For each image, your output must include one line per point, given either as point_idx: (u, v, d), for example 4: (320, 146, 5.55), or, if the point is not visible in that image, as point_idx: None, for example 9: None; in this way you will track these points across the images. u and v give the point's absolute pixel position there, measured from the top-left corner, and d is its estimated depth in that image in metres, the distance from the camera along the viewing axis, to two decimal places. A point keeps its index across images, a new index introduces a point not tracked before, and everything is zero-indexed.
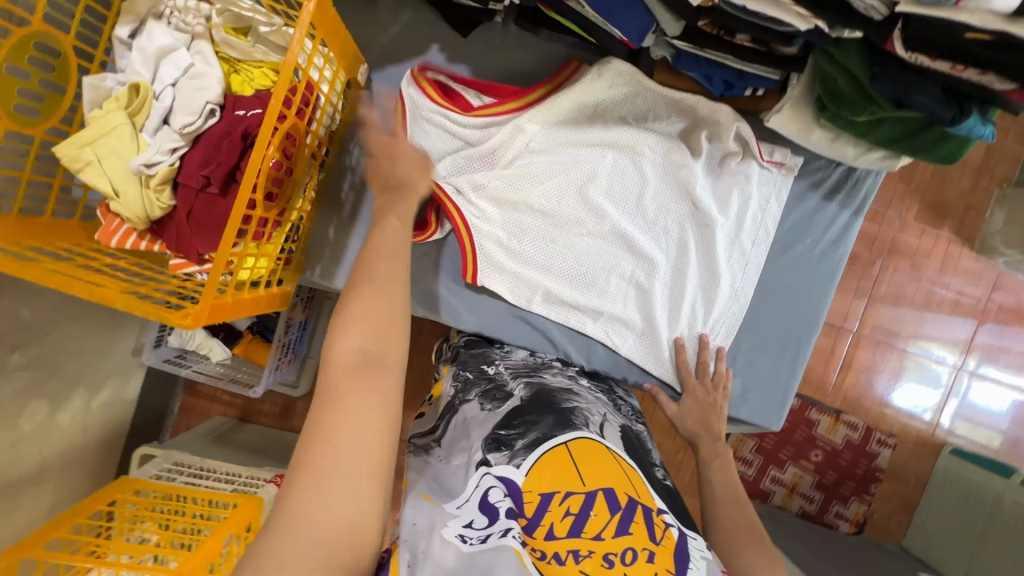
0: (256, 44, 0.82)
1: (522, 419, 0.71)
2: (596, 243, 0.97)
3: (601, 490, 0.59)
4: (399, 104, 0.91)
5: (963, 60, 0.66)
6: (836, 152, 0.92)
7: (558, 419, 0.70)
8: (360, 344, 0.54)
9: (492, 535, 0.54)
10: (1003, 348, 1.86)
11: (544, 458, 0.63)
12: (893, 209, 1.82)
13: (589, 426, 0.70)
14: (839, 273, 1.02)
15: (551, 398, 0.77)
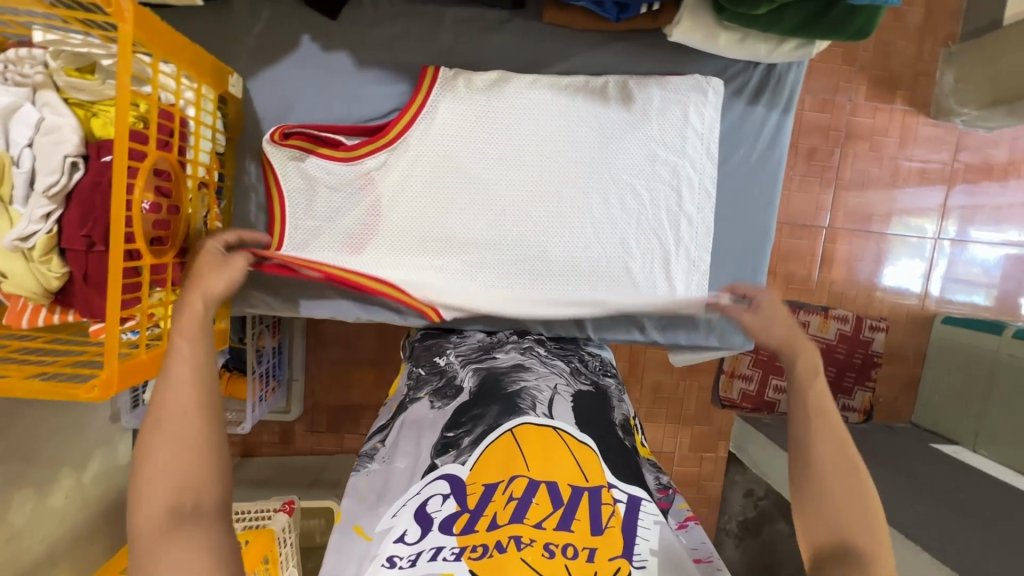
0: (106, 81, 0.75)
1: (469, 415, 0.72)
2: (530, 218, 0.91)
3: (544, 482, 0.61)
4: (274, 180, 0.88)
5: None
6: (749, 53, 0.86)
7: (505, 406, 0.72)
8: (166, 498, 0.55)
9: (421, 556, 0.57)
10: (978, 207, 1.83)
11: (489, 453, 0.66)
12: (842, 93, 1.77)
13: (536, 409, 0.71)
14: (782, 179, 0.97)
15: (497, 383, 0.78)
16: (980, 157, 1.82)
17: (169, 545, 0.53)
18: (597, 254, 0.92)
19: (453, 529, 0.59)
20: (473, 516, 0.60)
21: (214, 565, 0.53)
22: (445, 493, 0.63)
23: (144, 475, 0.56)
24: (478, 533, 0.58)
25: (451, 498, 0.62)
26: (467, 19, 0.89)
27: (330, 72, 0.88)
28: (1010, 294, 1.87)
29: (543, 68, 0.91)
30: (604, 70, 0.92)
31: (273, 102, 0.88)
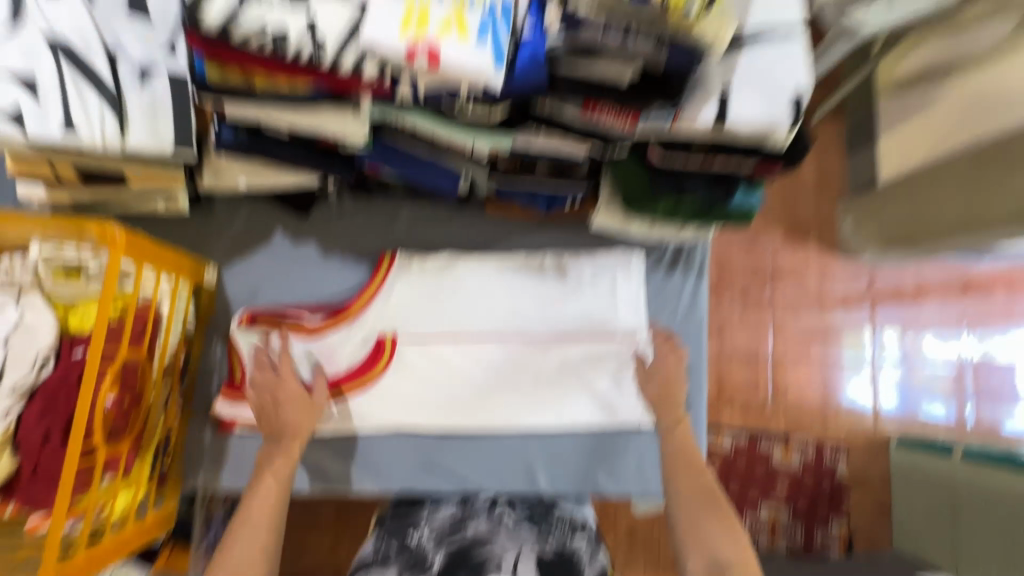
0: (91, 281, 0.83)
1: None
2: (481, 378, 1.00)
3: None
4: (239, 361, 0.93)
5: (708, 151, 0.77)
6: (658, 234, 1.01)
7: (470, 569, 0.92)
8: None
9: None
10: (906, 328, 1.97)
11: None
12: (763, 240, 2.01)
13: None
14: (705, 334, 1.08)
15: (466, 553, 0.94)
16: (890, 283, 1.99)
17: None
18: (539, 407, 1.01)
19: None
20: None
21: None
22: None
23: None
24: None
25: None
26: (422, 211, 1.04)
27: (299, 258, 1.00)
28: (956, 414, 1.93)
29: (488, 249, 1.05)
30: (542, 247, 1.07)
31: (245, 287, 0.98)
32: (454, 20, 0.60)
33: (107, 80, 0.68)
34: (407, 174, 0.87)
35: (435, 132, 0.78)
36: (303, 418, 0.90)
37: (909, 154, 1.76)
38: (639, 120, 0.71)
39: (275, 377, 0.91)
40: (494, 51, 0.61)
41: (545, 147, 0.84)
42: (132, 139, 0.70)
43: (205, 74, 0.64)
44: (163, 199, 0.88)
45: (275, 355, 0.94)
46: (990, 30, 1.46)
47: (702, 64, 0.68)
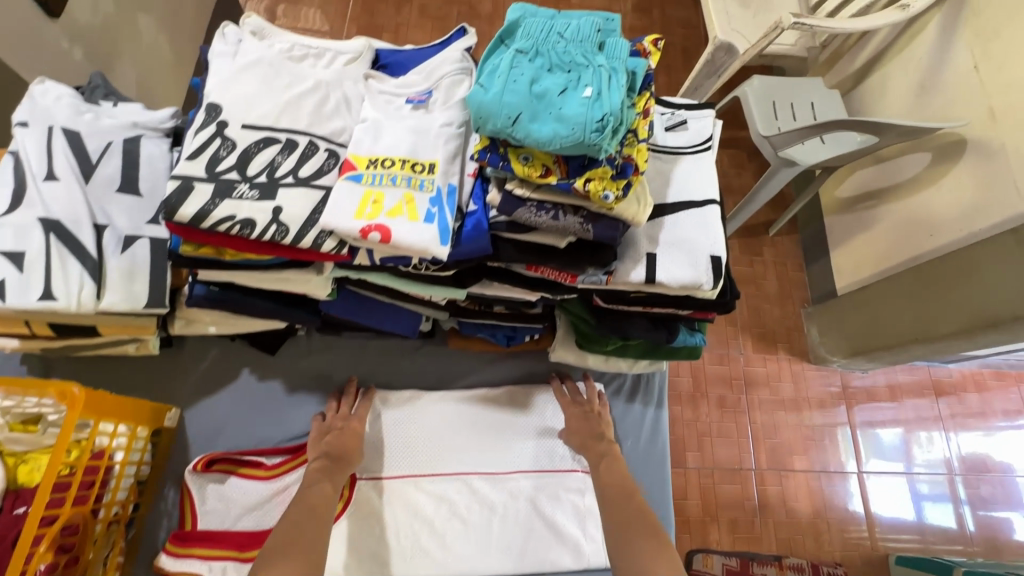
0: (47, 430, 0.84)
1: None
2: (442, 517, 0.97)
3: None
4: (189, 508, 0.91)
5: (645, 302, 0.83)
6: (614, 367, 1.05)
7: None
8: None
9: None
10: (888, 432, 1.91)
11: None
12: (734, 347, 2.00)
13: None
14: (668, 462, 1.08)
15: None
16: (867, 384, 1.98)
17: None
18: (501, 547, 0.97)
19: None
20: None
21: None
22: None
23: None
24: None
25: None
26: (387, 345, 1.09)
27: (264, 397, 1.02)
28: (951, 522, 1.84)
29: (450, 382, 1.09)
30: (503, 380, 1.10)
31: (206, 427, 0.98)
32: (405, 204, 0.69)
33: (90, 249, 0.74)
34: (371, 319, 0.92)
35: (394, 286, 0.84)
36: (356, 445, 0.93)
37: (858, 267, 1.89)
38: (578, 279, 0.78)
39: (335, 415, 0.97)
40: (439, 229, 0.68)
41: (499, 294, 0.91)
42: (106, 301, 0.75)
43: (178, 247, 0.71)
44: (133, 343, 0.92)
45: (232, 500, 0.92)
46: (912, 157, 1.69)
47: (628, 229, 0.77)
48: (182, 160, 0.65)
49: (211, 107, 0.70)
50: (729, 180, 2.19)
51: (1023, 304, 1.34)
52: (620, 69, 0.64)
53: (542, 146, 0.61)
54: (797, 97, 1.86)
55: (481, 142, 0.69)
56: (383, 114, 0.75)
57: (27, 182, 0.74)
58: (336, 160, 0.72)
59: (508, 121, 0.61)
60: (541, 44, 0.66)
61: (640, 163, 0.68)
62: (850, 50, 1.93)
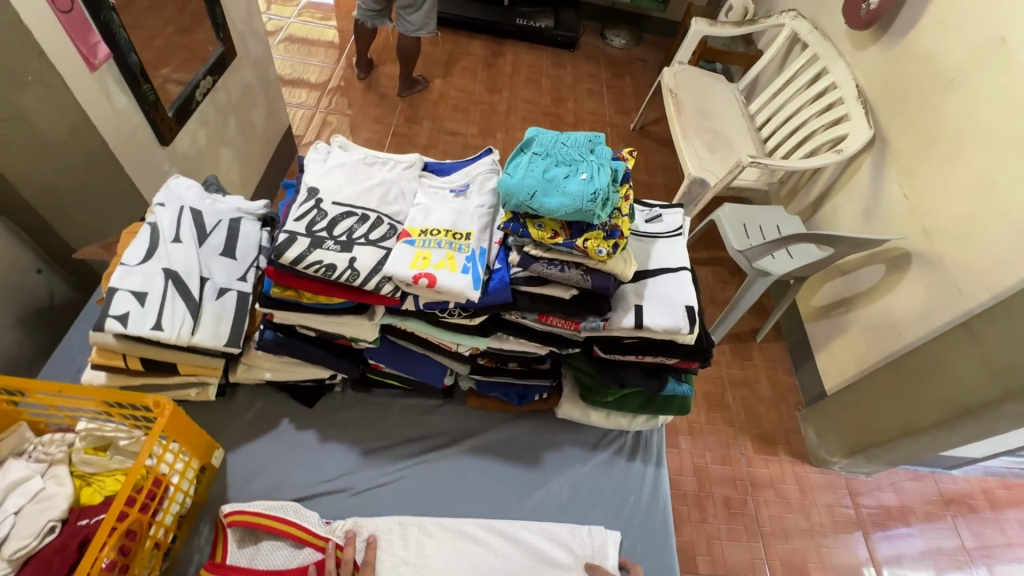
0: (114, 455, 0.94)
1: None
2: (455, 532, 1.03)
3: None
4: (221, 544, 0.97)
5: (638, 351, 1.01)
6: (615, 423, 1.19)
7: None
8: None
9: None
10: (901, 554, 1.86)
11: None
12: (734, 447, 2.05)
13: None
14: (671, 522, 1.14)
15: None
16: (878, 501, 1.96)
17: None
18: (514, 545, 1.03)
19: None
20: None
21: None
22: None
23: None
24: None
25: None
26: (410, 403, 1.22)
27: (299, 444, 1.13)
28: None
29: (467, 437, 1.19)
30: (514, 437, 1.20)
31: (244, 471, 1.08)
32: (447, 260, 0.90)
33: (195, 295, 0.94)
34: (403, 367, 1.09)
35: (428, 334, 1.02)
36: None
37: (841, 369, 2.01)
38: (580, 326, 0.97)
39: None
40: (472, 278, 0.89)
41: (513, 349, 1.07)
42: (198, 336, 0.93)
43: (270, 290, 0.93)
44: (196, 388, 1.06)
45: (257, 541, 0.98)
46: (870, 268, 1.92)
47: (618, 287, 0.98)
48: (291, 221, 0.90)
49: (311, 190, 0.96)
50: (713, 292, 2.44)
51: (988, 391, 1.46)
52: (606, 163, 0.90)
53: (553, 212, 0.85)
54: (763, 220, 2.19)
55: (506, 217, 0.93)
56: (432, 200, 1.01)
57: (158, 242, 0.97)
58: (395, 231, 0.95)
59: (527, 196, 0.86)
60: (551, 148, 0.94)
61: (625, 229, 0.92)
62: (806, 184, 2.31)
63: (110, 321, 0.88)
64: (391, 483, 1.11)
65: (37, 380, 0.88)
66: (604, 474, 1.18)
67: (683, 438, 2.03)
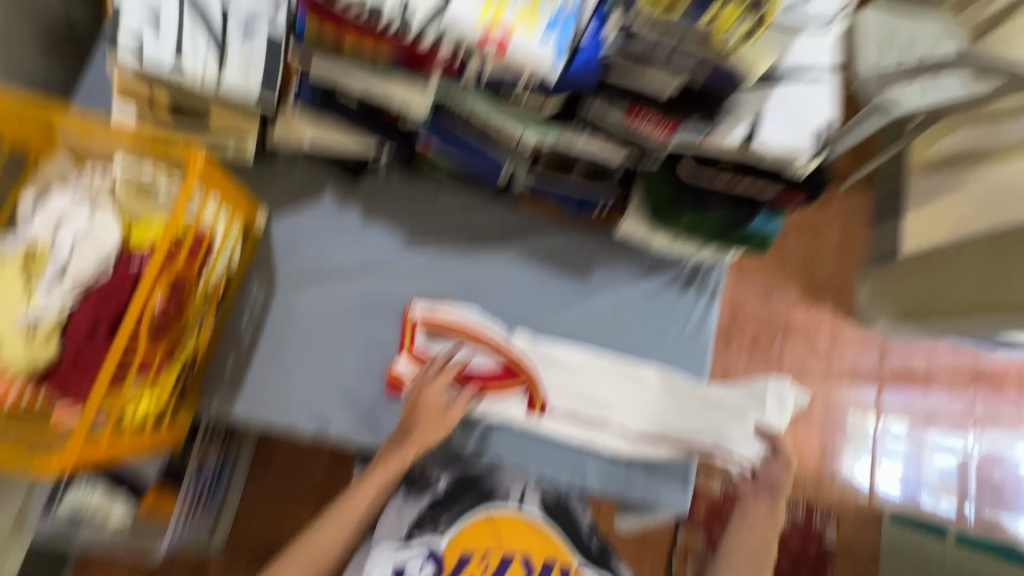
0: (157, 202, 0.93)
1: (452, 496, 1.11)
2: (601, 369, 1.06)
3: (517, 559, 1.07)
4: (409, 337, 1.03)
5: (732, 173, 0.85)
6: (678, 250, 1.09)
7: (478, 495, 1.11)
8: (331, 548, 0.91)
9: None
10: (906, 414, 1.89)
11: (465, 528, 1.08)
12: (778, 294, 1.95)
13: (509, 497, 1.11)
14: (709, 356, 1.11)
15: (479, 478, 1.12)
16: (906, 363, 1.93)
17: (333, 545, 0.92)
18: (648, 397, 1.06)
19: None
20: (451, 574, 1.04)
21: None
22: (426, 559, 1.04)
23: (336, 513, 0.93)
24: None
25: (431, 563, 1.04)
26: (460, 193, 1.12)
27: (342, 220, 1.08)
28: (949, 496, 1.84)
29: (515, 238, 1.12)
30: (565, 246, 1.12)
31: (288, 236, 1.06)
32: (524, 19, 0.69)
33: (218, 33, 0.80)
34: (461, 150, 0.96)
35: (488, 119, 0.86)
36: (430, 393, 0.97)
37: (929, 232, 1.73)
38: (675, 133, 0.79)
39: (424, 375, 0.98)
40: (554, 49, 0.69)
41: (584, 151, 0.91)
42: (226, 83, 0.81)
43: (302, 36, 0.74)
44: (233, 143, 0.97)
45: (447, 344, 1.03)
46: (1015, 122, 1.51)
47: (733, 92, 0.77)
48: None
49: None
50: None
51: None
52: None
53: None
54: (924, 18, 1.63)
55: None
56: None
57: None
58: None
59: None
60: None
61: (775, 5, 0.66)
62: None
63: (123, 56, 0.78)
64: (433, 271, 1.08)
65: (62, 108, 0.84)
66: (650, 301, 1.12)
67: (730, 274, 1.96)
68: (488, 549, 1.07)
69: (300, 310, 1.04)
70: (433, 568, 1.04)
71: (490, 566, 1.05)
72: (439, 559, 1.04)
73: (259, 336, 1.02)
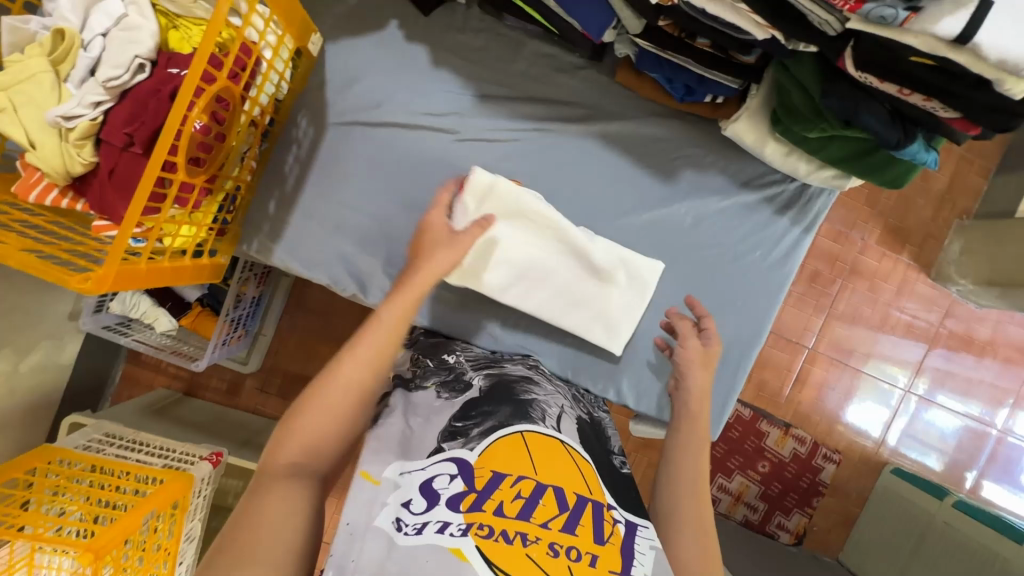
0: (198, 1, 0.78)
1: (479, 410, 0.71)
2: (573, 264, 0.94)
3: (551, 486, 0.63)
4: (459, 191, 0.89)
5: (911, 85, 0.66)
6: (789, 167, 0.92)
7: (516, 410, 0.72)
8: (307, 440, 0.63)
9: (428, 526, 0.57)
10: (949, 374, 1.58)
11: (499, 444, 0.66)
12: (857, 230, 1.55)
13: (545, 421, 0.72)
14: (784, 292, 1.00)
15: (507, 389, 0.77)
16: (967, 329, 1.58)
17: (315, 448, 0.64)
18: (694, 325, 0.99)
19: (461, 506, 0.59)
20: (480, 497, 0.61)
21: (300, 507, 0.58)
22: (452, 475, 0.62)
23: (322, 388, 0.67)
24: (485, 513, 0.59)
25: (458, 478, 0.62)
26: (547, 53, 0.95)
27: (407, 60, 0.92)
28: (962, 466, 1.58)
29: (599, 118, 0.96)
30: (655, 138, 0.96)
31: (343, 69, 0.92)
32: None
33: None
34: None
35: None
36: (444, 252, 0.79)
37: None
38: (862, 9, 0.60)
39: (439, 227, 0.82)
40: None
41: (721, 17, 0.72)
42: None
43: None
44: None
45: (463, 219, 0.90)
46: None
47: None
48: None
49: None
50: None
51: None
52: None
53: None
54: None
55: None
56: None
57: None
58: None
59: None
60: None
61: None
62: None
63: None
64: (499, 141, 0.95)
65: None
66: (738, 218, 0.98)
67: None
68: (527, 474, 0.63)
69: (349, 160, 0.93)
70: (460, 488, 0.61)
71: (524, 497, 0.61)
72: (468, 475, 0.62)
73: (304, 179, 0.93)
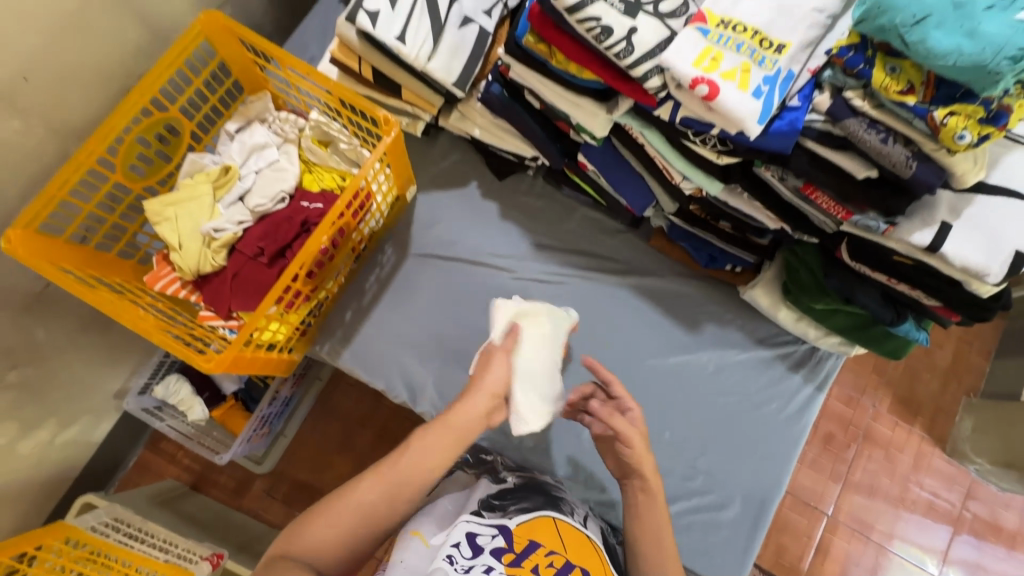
0: (333, 155, 1.00)
1: (514, 494, 0.84)
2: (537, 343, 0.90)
3: (578, 565, 0.75)
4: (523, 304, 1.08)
5: (896, 275, 0.82)
6: (800, 330, 1.06)
7: (547, 500, 0.84)
8: (319, 538, 0.69)
9: (474, 569, 0.71)
10: (979, 564, 1.52)
11: (534, 521, 0.79)
12: (868, 396, 1.62)
13: (574, 515, 0.84)
14: (801, 446, 1.06)
15: (542, 486, 0.88)
16: (992, 513, 1.55)
17: (321, 546, 0.69)
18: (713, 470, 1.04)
19: (502, 559, 0.73)
20: (517, 557, 0.74)
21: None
22: (493, 534, 0.76)
23: (344, 495, 0.73)
24: (522, 568, 0.73)
25: (499, 538, 0.75)
26: (594, 217, 1.15)
27: (480, 212, 1.13)
28: None
29: (634, 274, 1.13)
30: (683, 294, 1.12)
31: (428, 213, 1.13)
32: (740, 72, 0.69)
33: (440, 17, 0.88)
34: (612, 178, 0.99)
35: (660, 154, 0.87)
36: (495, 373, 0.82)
37: None
38: (852, 219, 0.78)
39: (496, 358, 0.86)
40: (762, 108, 0.69)
41: (738, 209, 0.91)
42: (432, 65, 0.88)
43: (523, 36, 0.81)
44: (407, 118, 1.05)
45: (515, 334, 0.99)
46: None
47: (935, 189, 0.73)
48: None
49: None
50: None
51: None
52: None
53: (932, 58, 0.59)
54: None
55: (848, 39, 0.68)
56: None
57: None
58: (687, 11, 0.75)
59: (911, 19, 0.59)
60: None
61: (1013, 120, 0.63)
62: None
63: (361, 16, 0.86)
64: (549, 284, 1.11)
65: (290, 54, 0.89)
66: (755, 372, 1.08)
67: None
68: (558, 550, 0.76)
69: (420, 284, 1.09)
70: (502, 544, 0.75)
71: (556, 566, 0.74)
72: (508, 537, 0.76)
73: (381, 295, 1.09)
